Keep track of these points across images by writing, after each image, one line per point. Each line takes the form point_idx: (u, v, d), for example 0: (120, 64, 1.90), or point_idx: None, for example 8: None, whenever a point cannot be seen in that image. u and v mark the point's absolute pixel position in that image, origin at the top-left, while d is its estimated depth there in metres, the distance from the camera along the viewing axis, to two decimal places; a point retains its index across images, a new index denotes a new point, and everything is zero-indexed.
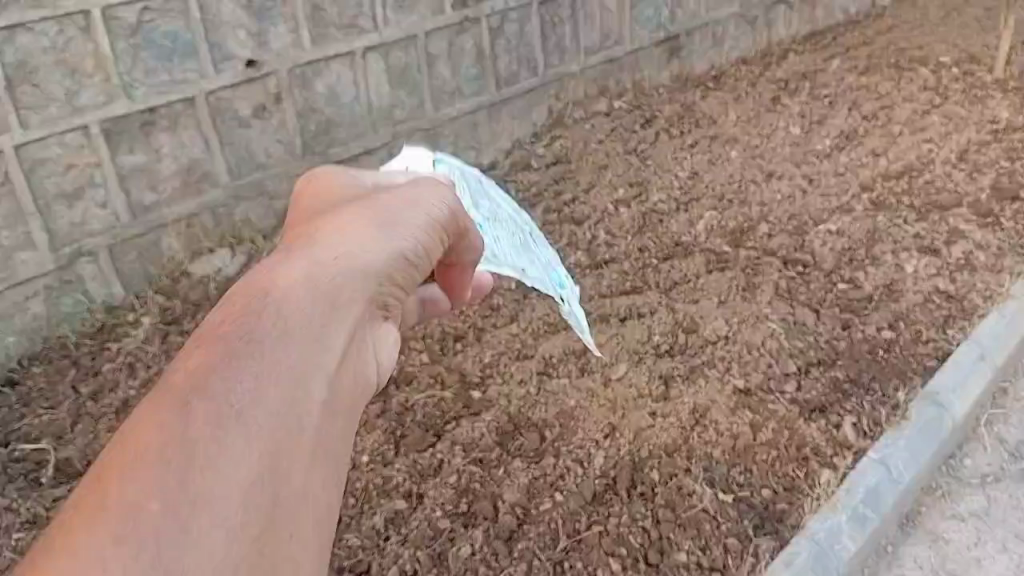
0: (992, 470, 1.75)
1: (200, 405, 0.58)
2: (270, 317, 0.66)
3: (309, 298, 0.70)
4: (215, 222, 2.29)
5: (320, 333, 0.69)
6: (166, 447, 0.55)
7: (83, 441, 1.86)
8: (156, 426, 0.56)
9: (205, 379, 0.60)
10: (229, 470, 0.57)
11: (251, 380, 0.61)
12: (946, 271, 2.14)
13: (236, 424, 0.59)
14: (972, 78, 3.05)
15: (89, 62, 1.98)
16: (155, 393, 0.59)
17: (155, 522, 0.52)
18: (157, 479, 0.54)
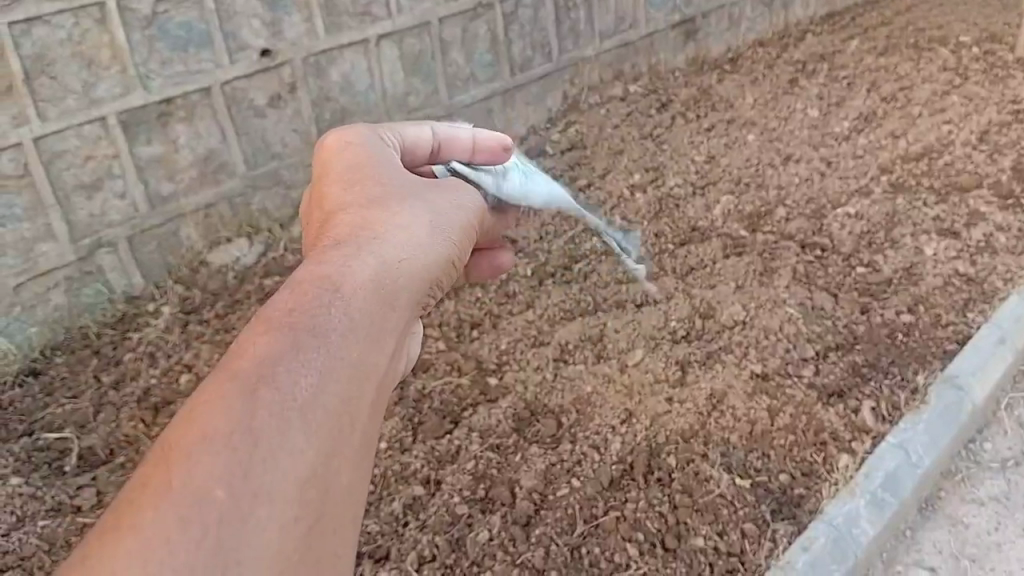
0: (1012, 454, 1.74)
1: (262, 405, 0.69)
2: (323, 321, 0.78)
3: (356, 307, 0.81)
4: (233, 212, 2.30)
5: (361, 340, 0.80)
6: (231, 441, 0.66)
7: (105, 430, 1.89)
8: (224, 420, 0.67)
9: (267, 381, 0.71)
10: (283, 464, 0.68)
11: (307, 381, 0.73)
12: (966, 254, 2.12)
13: (290, 425, 0.70)
14: (993, 58, 3.01)
15: (106, 54, 2.00)
16: (224, 385, 0.70)
17: (219, 511, 0.63)
18: (224, 470, 0.65)
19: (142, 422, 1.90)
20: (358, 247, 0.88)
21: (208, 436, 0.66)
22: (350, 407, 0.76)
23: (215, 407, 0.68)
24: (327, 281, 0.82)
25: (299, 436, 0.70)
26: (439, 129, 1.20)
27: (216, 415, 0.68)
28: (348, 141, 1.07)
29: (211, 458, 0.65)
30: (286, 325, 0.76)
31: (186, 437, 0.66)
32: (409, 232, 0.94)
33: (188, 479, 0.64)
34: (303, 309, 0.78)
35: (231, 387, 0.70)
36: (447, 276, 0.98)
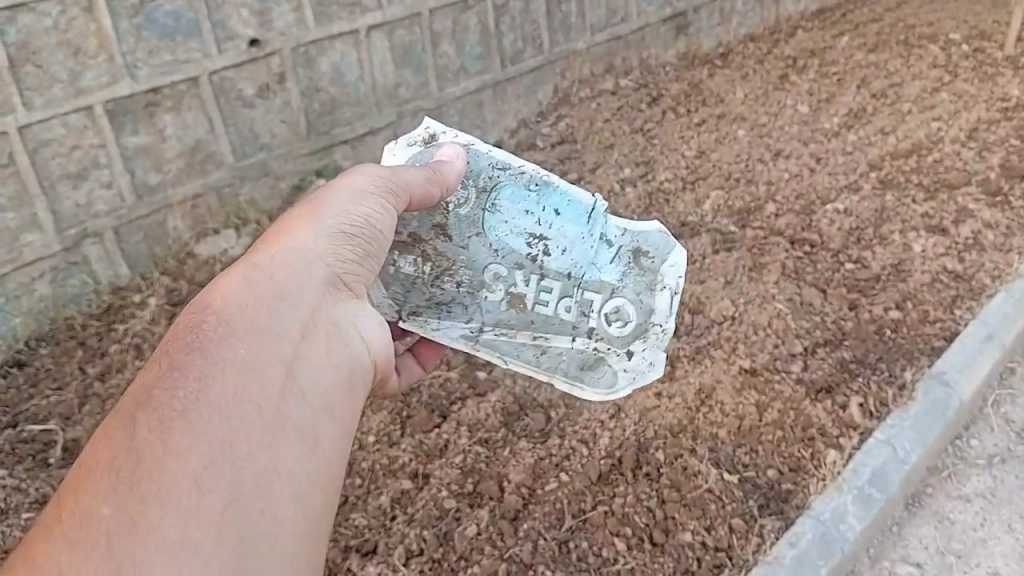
0: (998, 450, 1.75)
1: (145, 425, 0.81)
2: (195, 355, 0.89)
3: (232, 331, 0.94)
4: (220, 202, 2.29)
5: (244, 355, 0.92)
6: (115, 463, 0.78)
7: (91, 422, 1.87)
8: (112, 447, 0.79)
9: (151, 406, 0.83)
10: (173, 466, 0.79)
11: (187, 396, 0.85)
12: (954, 251, 2.13)
13: (175, 435, 0.81)
14: (982, 56, 3.02)
15: (92, 42, 1.97)
16: (110, 424, 0.82)
17: (114, 516, 0.74)
18: (109, 486, 0.76)
19: None
20: (236, 282, 1.00)
21: (97, 467, 0.78)
22: (234, 412, 0.87)
23: (102, 442, 0.80)
24: (207, 320, 0.94)
25: (181, 442, 0.81)
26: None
27: (100, 451, 0.79)
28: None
29: (100, 482, 0.77)
30: (165, 365, 0.88)
31: (84, 472, 0.78)
32: (291, 254, 1.06)
33: (79, 500, 0.75)
34: (182, 346, 0.91)
35: (116, 427, 0.81)
36: (339, 274, 1.09)
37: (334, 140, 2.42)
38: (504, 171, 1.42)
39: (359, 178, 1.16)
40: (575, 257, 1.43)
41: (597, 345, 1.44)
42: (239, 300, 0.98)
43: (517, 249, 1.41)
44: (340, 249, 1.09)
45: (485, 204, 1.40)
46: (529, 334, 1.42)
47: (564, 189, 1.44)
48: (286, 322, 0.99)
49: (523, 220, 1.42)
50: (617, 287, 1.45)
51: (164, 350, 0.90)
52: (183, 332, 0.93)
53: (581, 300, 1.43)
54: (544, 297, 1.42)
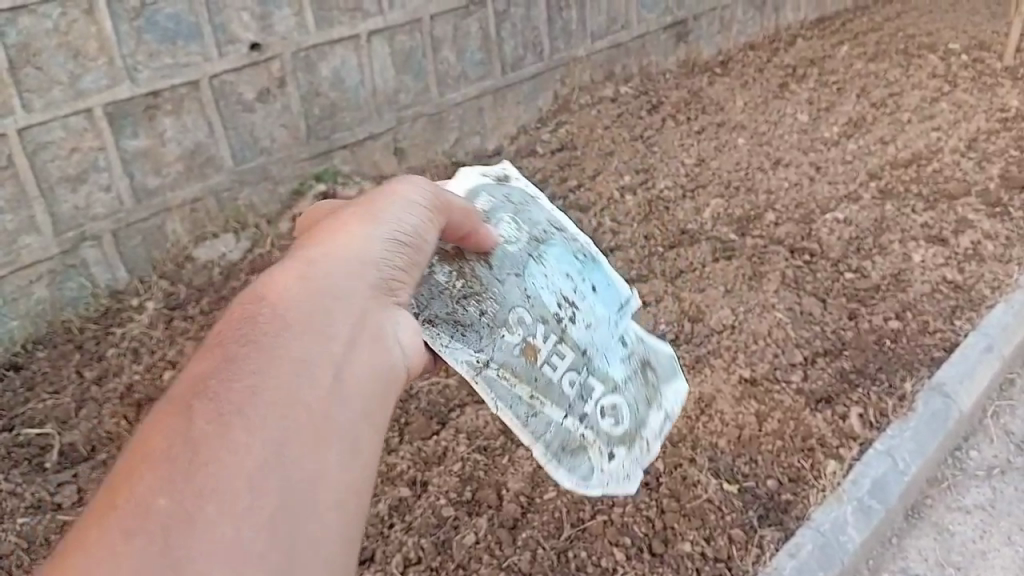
0: (998, 462, 1.75)
1: (198, 414, 0.66)
2: (253, 338, 0.72)
3: (296, 308, 0.77)
4: (219, 206, 2.28)
5: (309, 338, 0.75)
6: (167, 456, 0.63)
7: (87, 426, 1.86)
8: (161, 438, 0.64)
9: (205, 392, 0.68)
10: (233, 461, 0.64)
11: (244, 384, 0.69)
12: (954, 261, 2.13)
13: (231, 426, 0.65)
14: (981, 66, 3.03)
15: (93, 45, 1.97)
16: (161, 413, 0.67)
17: (166, 515, 0.59)
18: (161, 479, 0.61)
19: (124, 420, 1.87)
20: (294, 263, 0.83)
21: (149, 456, 0.63)
22: (296, 404, 0.70)
23: (152, 430, 0.65)
24: (264, 297, 0.77)
25: (243, 434, 0.65)
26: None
27: (150, 440, 0.64)
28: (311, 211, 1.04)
29: (151, 475, 0.61)
30: (221, 347, 0.72)
31: (129, 464, 0.63)
32: (354, 239, 0.87)
33: (127, 493, 0.60)
34: (239, 327, 0.74)
35: (169, 413, 0.66)
36: (404, 268, 0.90)
37: (334, 145, 2.41)
38: (554, 234, 1.29)
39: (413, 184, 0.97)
40: (594, 340, 1.27)
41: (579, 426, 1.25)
42: (300, 277, 0.80)
43: (548, 303, 1.21)
44: (405, 246, 0.91)
45: (534, 249, 1.23)
46: (527, 391, 1.17)
47: (607, 275, 1.33)
48: (350, 312, 0.81)
49: (562, 282, 1.25)
50: (618, 386, 1.31)
51: (221, 330, 0.74)
52: (242, 309, 0.76)
53: (585, 381, 1.25)
54: (557, 361, 1.20)
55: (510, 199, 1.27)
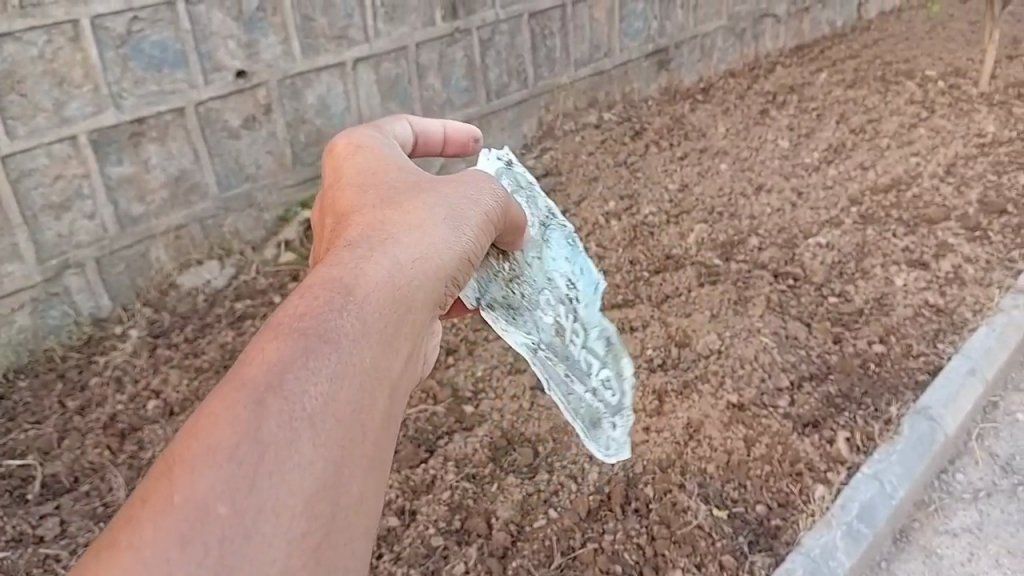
0: (984, 485, 1.76)
1: (271, 404, 0.56)
2: (329, 321, 0.63)
3: (380, 300, 0.67)
4: (204, 233, 2.27)
5: (389, 342, 0.66)
6: (232, 454, 0.53)
7: (69, 457, 1.83)
8: (226, 423, 0.54)
9: (280, 377, 0.57)
10: (300, 473, 0.55)
11: (326, 379, 0.59)
12: (936, 285, 2.15)
13: (304, 430, 0.56)
14: (958, 92, 3.08)
15: (78, 72, 1.96)
16: (227, 384, 0.57)
17: (222, 528, 0.51)
18: (226, 483, 0.52)
19: (107, 450, 1.84)
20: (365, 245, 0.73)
21: (210, 447, 0.53)
22: (368, 415, 0.62)
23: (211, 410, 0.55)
24: (337, 274, 0.68)
25: (315, 445, 0.57)
26: (415, 122, 1.09)
27: (214, 427, 0.54)
28: (355, 143, 0.96)
29: (212, 470, 0.52)
30: (292, 320, 0.62)
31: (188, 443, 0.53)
32: (426, 237, 0.77)
33: (186, 487, 0.51)
34: (319, 306, 0.64)
35: (234, 395, 0.56)
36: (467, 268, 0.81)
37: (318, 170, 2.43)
38: (554, 217, 1.27)
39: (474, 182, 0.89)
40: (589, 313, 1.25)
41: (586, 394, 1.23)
42: (376, 260, 0.71)
43: (559, 282, 1.19)
44: (468, 250, 0.81)
45: (542, 232, 1.20)
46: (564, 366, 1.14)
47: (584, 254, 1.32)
48: (423, 308, 0.72)
49: (565, 264, 1.23)
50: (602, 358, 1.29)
51: (303, 300, 0.64)
52: (328, 282, 0.66)
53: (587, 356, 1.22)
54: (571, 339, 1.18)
55: (523, 181, 1.23)
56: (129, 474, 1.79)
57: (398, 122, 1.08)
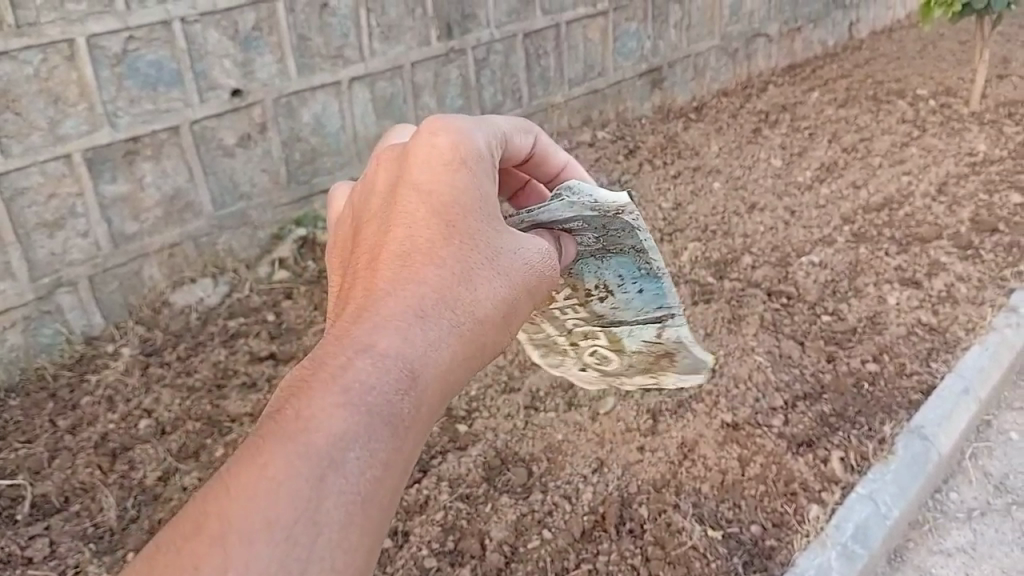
0: (978, 504, 1.76)
1: (327, 482, 0.73)
2: (386, 405, 0.78)
3: (426, 386, 0.83)
4: (197, 251, 2.27)
5: (425, 419, 0.82)
6: (288, 533, 0.70)
7: (60, 477, 1.82)
8: (286, 501, 0.71)
9: (339, 458, 0.74)
10: (338, 543, 0.72)
11: (375, 461, 0.76)
12: (928, 303, 2.15)
13: (347, 508, 0.73)
14: (949, 111, 3.10)
15: (73, 91, 1.96)
16: (295, 452, 0.73)
17: None
18: (278, 563, 0.68)
19: (98, 469, 1.83)
20: (421, 316, 0.86)
21: (271, 523, 0.70)
22: (398, 488, 0.78)
23: (277, 477, 0.71)
24: (397, 351, 0.82)
25: (355, 521, 0.73)
26: (539, 140, 1.20)
27: (278, 501, 0.70)
28: (459, 154, 0.99)
29: (267, 548, 0.69)
30: (360, 397, 0.77)
31: (251, 511, 0.70)
32: (472, 310, 0.91)
33: (245, 558, 0.68)
34: (380, 387, 0.79)
35: (300, 471, 0.72)
36: (497, 341, 0.95)
37: (313, 188, 2.44)
38: (637, 253, 1.30)
39: (525, 263, 1.00)
40: (618, 316, 1.42)
41: (572, 351, 1.54)
42: (429, 335, 0.85)
43: (582, 281, 1.36)
44: (500, 328, 0.95)
45: (601, 251, 1.30)
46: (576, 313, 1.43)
47: (666, 288, 1.36)
48: (452, 384, 0.87)
49: (612, 275, 1.36)
50: (625, 355, 1.52)
51: (370, 376, 0.79)
52: (388, 358, 0.81)
53: (592, 334, 1.48)
54: (568, 313, 1.43)
55: (608, 224, 1.20)
56: (121, 494, 1.77)
57: (526, 133, 1.17)
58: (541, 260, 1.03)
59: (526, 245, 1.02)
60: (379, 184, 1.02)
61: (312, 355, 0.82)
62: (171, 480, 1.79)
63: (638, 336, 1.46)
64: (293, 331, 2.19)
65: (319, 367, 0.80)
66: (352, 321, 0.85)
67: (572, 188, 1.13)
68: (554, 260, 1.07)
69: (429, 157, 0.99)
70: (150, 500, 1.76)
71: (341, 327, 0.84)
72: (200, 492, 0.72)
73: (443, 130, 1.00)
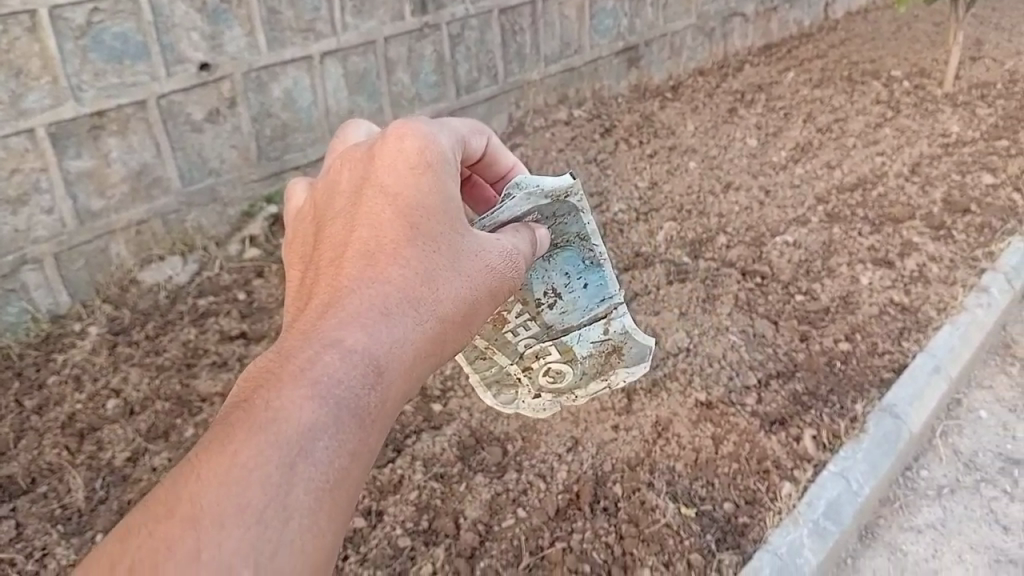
0: (948, 481, 1.78)
1: (293, 468, 0.75)
2: (350, 399, 0.80)
3: (390, 382, 0.84)
4: (166, 229, 2.23)
5: (388, 413, 0.84)
6: (257, 517, 0.72)
7: (26, 458, 1.78)
8: (256, 486, 0.73)
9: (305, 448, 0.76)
10: (305, 526, 0.74)
11: (341, 451, 0.78)
12: (900, 283, 2.17)
13: (315, 493, 0.75)
14: (923, 92, 3.11)
15: (36, 63, 1.91)
16: (264, 442, 0.75)
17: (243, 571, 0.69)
18: (250, 546, 0.70)
19: (65, 450, 1.80)
20: (388, 313, 0.87)
21: (241, 507, 0.71)
22: (363, 478, 0.80)
23: (246, 465, 0.74)
24: (363, 348, 0.84)
25: (323, 505, 0.75)
26: (493, 141, 1.19)
27: (249, 486, 0.72)
28: (425, 157, 0.99)
29: (237, 530, 0.70)
30: (326, 391, 0.80)
31: (223, 494, 0.71)
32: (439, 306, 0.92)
33: (216, 539, 0.69)
34: (346, 382, 0.81)
35: (269, 460, 0.74)
36: (462, 337, 0.96)
37: (284, 165, 2.39)
38: (581, 243, 1.40)
39: (491, 264, 1.01)
40: (567, 322, 1.45)
41: (525, 378, 1.46)
42: (394, 332, 0.87)
43: (533, 290, 1.39)
44: (465, 325, 0.96)
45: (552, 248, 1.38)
46: (534, 333, 1.42)
47: (608, 276, 1.44)
48: (417, 380, 0.89)
49: (559, 277, 1.42)
50: (578, 362, 1.48)
51: (337, 370, 0.81)
52: (353, 354, 0.83)
53: (545, 351, 1.44)
54: (522, 332, 1.40)
55: (556, 212, 1.31)
56: (89, 475, 1.74)
57: (480, 136, 1.17)
58: (509, 261, 1.04)
59: (491, 246, 1.02)
60: (344, 184, 1.02)
61: (278, 351, 0.85)
62: (140, 461, 1.77)
63: (587, 337, 1.47)
64: (264, 310, 2.16)
65: (286, 361, 0.82)
66: (318, 318, 0.87)
67: (519, 185, 1.22)
68: (521, 260, 1.07)
69: (395, 162, 0.99)
70: (119, 481, 1.73)
71: (306, 324, 0.86)
72: (170, 476, 0.74)
73: (409, 135, 1.00)
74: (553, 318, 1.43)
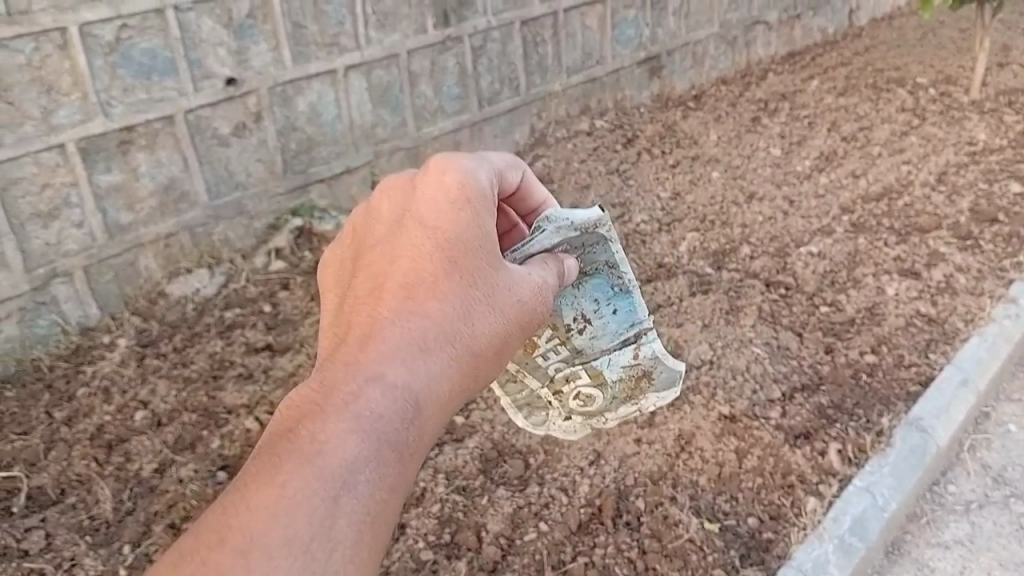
0: (976, 497, 1.75)
1: (335, 501, 0.78)
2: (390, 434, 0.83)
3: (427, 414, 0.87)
4: (193, 242, 2.26)
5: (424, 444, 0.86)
6: (303, 548, 0.75)
7: (56, 469, 1.81)
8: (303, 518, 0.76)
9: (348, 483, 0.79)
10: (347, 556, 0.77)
11: (381, 485, 0.81)
12: (927, 294, 2.14)
13: (356, 525, 0.78)
14: (949, 99, 3.08)
15: (66, 80, 1.95)
16: (309, 475, 0.78)
17: None
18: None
19: (94, 461, 1.82)
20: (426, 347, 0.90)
21: (287, 539, 0.75)
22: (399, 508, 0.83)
23: (293, 496, 0.77)
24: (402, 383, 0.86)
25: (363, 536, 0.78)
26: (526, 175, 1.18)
27: (296, 518, 0.76)
28: (466, 190, 0.98)
29: (284, 560, 0.73)
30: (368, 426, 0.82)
31: (271, 526, 0.75)
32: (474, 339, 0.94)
33: (265, 570, 0.72)
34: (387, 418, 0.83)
35: (314, 494, 0.77)
36: (493, 367, 0.98)
37: (309, 178, 2.41)
38: (609, 270, 1.41)
39: (525, 295, 1.02)
40: (597, 346, 1.44)
41: (556, 401, 1.45)
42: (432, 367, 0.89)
43: (563, 315, 1.39)
44: (497, 356, 0.98)
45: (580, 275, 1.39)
46: (562, 358, 1.42)
47: (637, 301, 1.45)
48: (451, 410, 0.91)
49: (589, 303, 1.42)
50: (608, 387, 1.47)
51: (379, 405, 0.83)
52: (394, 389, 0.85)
53: (575, 374, 1.44)
54: (551, 356, 1.40)
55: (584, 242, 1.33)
56: (117, 486, 1.77)
57: (513, 170, 1.16)
58: (542, 292, 1.05)
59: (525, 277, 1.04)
60: (384, 210, 1.02)
61: (320, 381, 0.87)
62: (168, 472, 1.79)
63: (617, 362, 1.46)
64: (289, 323, 2.18)
65: (330, 392, 0.85)
66: (359, 351, 0.89)
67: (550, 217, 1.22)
68: (551, 290, 1.07)
69: (436, 194, 0.98)
70: (146, 492, 1.75)
71: (346, 355, 0.89)
72: (218, 502, 0.77)
73: (452, 168, 0.99)
74: (585, 344, 1.43)
